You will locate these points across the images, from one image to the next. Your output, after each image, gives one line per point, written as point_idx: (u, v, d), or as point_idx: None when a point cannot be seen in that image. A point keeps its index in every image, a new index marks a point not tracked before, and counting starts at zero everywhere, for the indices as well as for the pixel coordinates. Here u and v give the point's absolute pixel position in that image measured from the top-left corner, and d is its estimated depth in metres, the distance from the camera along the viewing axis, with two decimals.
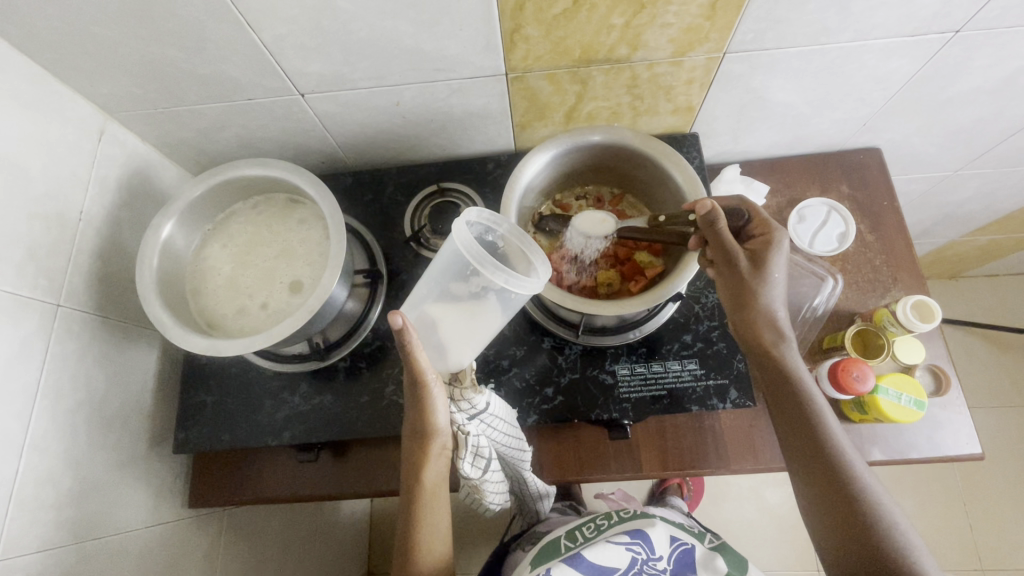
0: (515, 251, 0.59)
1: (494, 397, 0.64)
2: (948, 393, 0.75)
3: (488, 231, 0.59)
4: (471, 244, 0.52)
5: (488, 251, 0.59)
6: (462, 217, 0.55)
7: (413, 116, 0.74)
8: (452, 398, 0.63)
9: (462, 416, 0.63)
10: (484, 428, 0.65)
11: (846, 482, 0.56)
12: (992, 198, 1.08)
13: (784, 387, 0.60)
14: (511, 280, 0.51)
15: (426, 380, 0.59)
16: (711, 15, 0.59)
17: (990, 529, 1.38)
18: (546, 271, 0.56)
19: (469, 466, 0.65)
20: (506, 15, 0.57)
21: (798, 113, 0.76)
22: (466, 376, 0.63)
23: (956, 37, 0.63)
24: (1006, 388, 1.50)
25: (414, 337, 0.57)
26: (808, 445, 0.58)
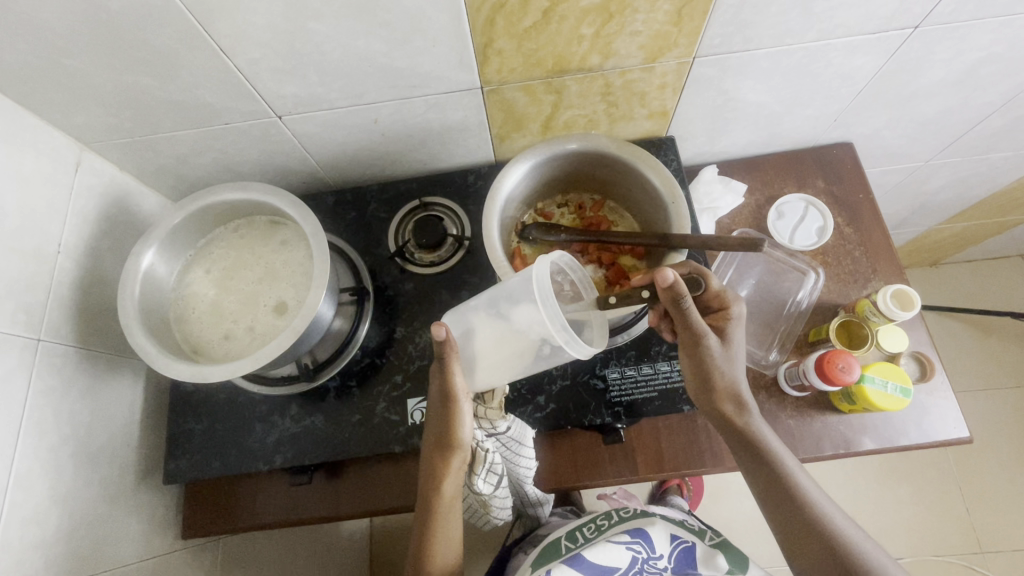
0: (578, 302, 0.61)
1: (517, 423, 0.65)
2: (933, 378, 0.76)
3: (560, 272, 0.60)
4: (548, 296, 0.54)
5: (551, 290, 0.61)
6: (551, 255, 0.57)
7: (392, 133, 0.74)
8: (477, 416, 0.64)
9: (483, 433, 0.65)
10: (501, 446, 0.66)
11: (806, 515, 0.59)
12: (965, 187, 1.11)
13: (740, 440, 0.62)
14: (570, 343, 0.54)
15: (456, 396, 0.60)
16: (677, 22, 0.60)
17: (989, 512, 1.40)
18: (600, 337, 0.59)
19: (482, 482, 0.67)
20: (478, 29, 0.58)
21: (771, 112, 0.78)
22: (493, 397, 0.64)
23: (915, 32, 0.65)
24: (992, 371, 1.53)
25: (453, 352, 0.58)
26: (769, 491, 0.61)
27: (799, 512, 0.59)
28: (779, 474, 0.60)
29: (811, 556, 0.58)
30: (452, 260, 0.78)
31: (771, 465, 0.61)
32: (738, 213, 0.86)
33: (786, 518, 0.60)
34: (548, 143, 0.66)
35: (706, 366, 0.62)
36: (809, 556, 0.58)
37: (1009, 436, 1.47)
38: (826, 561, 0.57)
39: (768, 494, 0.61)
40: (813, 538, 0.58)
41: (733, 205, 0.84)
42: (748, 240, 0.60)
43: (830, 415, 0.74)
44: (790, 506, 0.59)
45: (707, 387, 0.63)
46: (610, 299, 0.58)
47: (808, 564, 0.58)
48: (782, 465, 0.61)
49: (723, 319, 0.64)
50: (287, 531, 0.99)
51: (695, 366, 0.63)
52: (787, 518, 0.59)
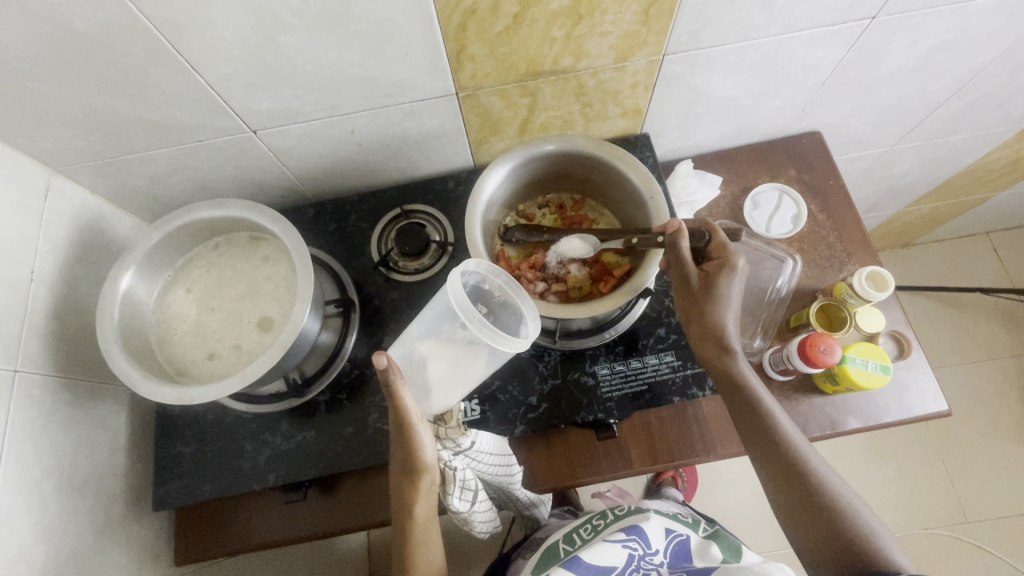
0: (507, 303, 0.61)
1: (480, 434, 0.64)
2: (911, 355, 0.78)
3: (483, 279, 0.61)
4: (462, 298, 0.55)
5: (480, 297, 0.62)
6: (460, 266, 0.58)
7: (369, 143, 0.74)
8: (439, 437, 0.63)
9: (449, 452, 0.64)
10: (470, 461, 0.65)
11: (799, 474, 0.59)
12: (929, 169, 1.16)
13: (735, 396, 0.62)
14: (495, 337, 0.55)
15: (410, 421, 0.58)
16: (646, 21, 0.61)
17: (970, 482, 1.48)
18: (535, 330, 0.58)
19: (457, 500, 0.66)
20: (451, 36, 0.58)
21: (741, 105, 0.80)
22: (452, 416, 0.63)
23: (873, 23, 0.67)
24: (966, 345, 1.61)
25: (399, 377, 0.58)
26: (763, 448, 0.61)
27: (791, 470, 0.59)
28: (771, 430, 0.61)
29: (801, 511, 0.58)
30: (436, 266, 0.78)
31: (763, 420, 0.61)
32: (715, 206, 0.88)
33: (777, 475, 0.60)
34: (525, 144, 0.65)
35: (707, 318, 0.63)
36: (799, 511, 0.59)
37: (984, 407, 1.55)
38: (814, 516, 0.58)
39: (780, 480, 0.60)
40: (804, 495, 0.58)
41: (710, 198, 0.85)
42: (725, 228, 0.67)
43: (815, 397, 0.76)
44: (783, 463, 0.60)
45: (703, 334, 0.63)
46: (631, 240, 0.63)
47: (799, 519, 0.59)
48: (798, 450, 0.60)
49: (718, 268, 0.63)
50: (284, 551, 0.98)
51: (701, 324, 0.63)
52: (780, 474, 0.60)
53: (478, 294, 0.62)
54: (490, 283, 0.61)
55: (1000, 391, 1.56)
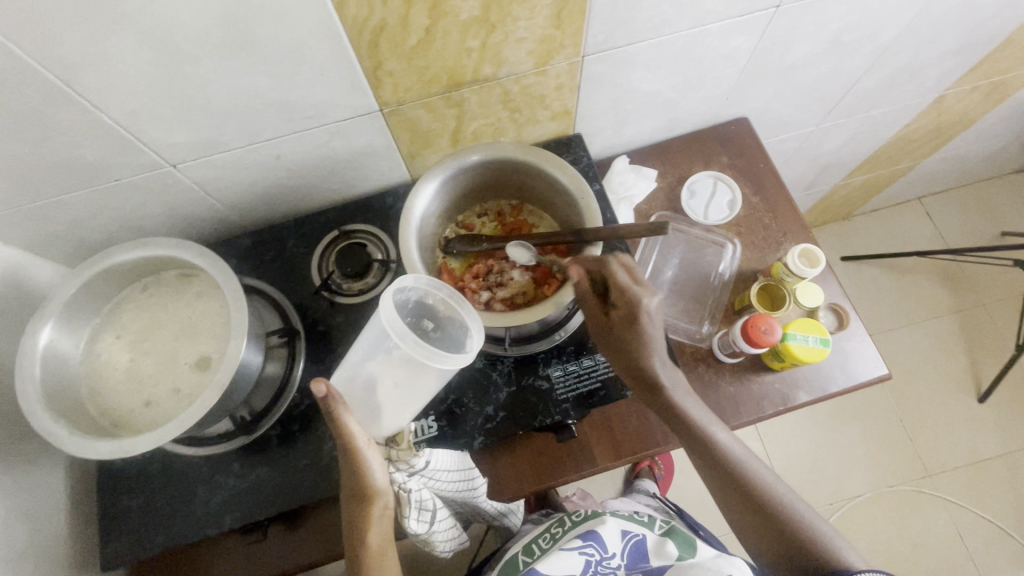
0: (451, 316, 0.61)
1: (435, 453, 0.62)
2: (850, 325, 0.81)
3: (426, 294, 0.61)
4: (394, 319, 0.55)
5: (424, 311, 0.62)
6: (397, 283, 0.57)
7: (298, 166, 0.73)
8: (390, 460, 0.62)
9: (402, 474, 0.62)
10: (426, 481, 0.64)
11: (740, 480, 0.62)
12: (855, 143, 1.21)
13: (671, 418, 0.63)
14: (432, 355, 0.54)
15: (357, 446, 0.58)
16: (559, 25, 0.61)
17: (927, 436, 1.55)
18: (477, 343, 0.58)
19: (415, 522, 0.64)
20: (364, 54, 0.58)
21: (667, 98, 0.82)
22: (404, 437, 0.62)
23: (779, 11, 0.70)
24: (912, 306, 1.69)
25: (340, 404, 0.57)
26: (704, 461, 0.63)
27: (732, 477, 0.62)
28: (708, 445, 0.62)
29: (746, 516, 0.61)
30: (380, 286, 0.76)
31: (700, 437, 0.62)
32: (653, 198, 0.89)
33: (721, 484, 0.63)
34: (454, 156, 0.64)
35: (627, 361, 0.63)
36: (744, 515, 0.62)
37: (933, 363, 1.63)
38: (758, 520, 0.60)
39: (723, 488, 0.63)
40: (744, 500, 0.61)
41: (647, 191, 0.87)
42: (655, 226, 0.61)
43: (765, 375, 0.78)
44: (724, 473, 0.62)
45: (630, 369, 0.63)
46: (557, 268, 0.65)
47: (746, 523, 0.62)
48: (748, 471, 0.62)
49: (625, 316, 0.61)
50: None
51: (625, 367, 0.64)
52: (723, 483, 0.62)
53: (422, 309, 0.62)
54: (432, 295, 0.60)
55: (946, 347, 1.64)
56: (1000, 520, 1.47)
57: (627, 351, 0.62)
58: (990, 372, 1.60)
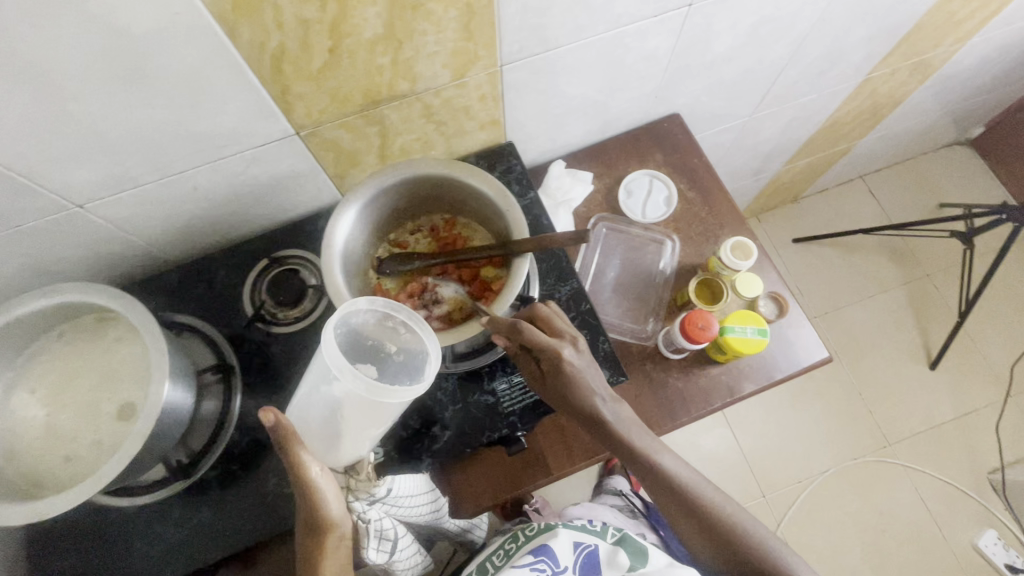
0: (413, 341, 0.56)
1: (398, 481, 0.61)
2: (789, 312, 0.82)
3: (387, 316, 0.56)
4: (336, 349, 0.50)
5: (387, 334, 0.57)
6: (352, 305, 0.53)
7: (219, 196, 0.70)
8: (349, 489, 0.59)
9: (363, 503, 0.59)
10: (386, 509, 0.62)
11: (692, 504, 0.63)
12: (791, 129, 1.24)
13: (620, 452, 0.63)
14: (374, 388, 0.50)
15: (307, 474, 0.53)
16: (470, 37, 0.61)
17: (885, 407, 1.60)
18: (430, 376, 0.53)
19: (373, 551, 0.62)
20: (268, 79, 0.56)
21: (595, 100, 0.82)
22: (363, 466, 0.59)
23: (692, 9, 0.71)
24: (862, 282, 1.74)
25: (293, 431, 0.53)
26: (657, 489, 0.64)
27: (684, 502, 0.63)
28: (660, 473, 0.63)
29: (698, 537, 0.63)
30: (317, 311, 0.74)
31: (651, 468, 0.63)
32: (592, 200, 0.89)
33: (674, 509, 0.64)
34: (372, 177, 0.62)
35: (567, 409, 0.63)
36: (697, 536, 0.64)
37: (886, 336, 1.68)
38: (709, 540, 0.63)
39: (676, 513, 0.64)
40: (697, 524, 0.63)
41: (584, 194, 0.87)
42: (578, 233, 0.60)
43: (711, 368, 0.79)
44: (676, 500, 0.63)
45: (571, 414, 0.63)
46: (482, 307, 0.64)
47: (698, 544, 0.64)
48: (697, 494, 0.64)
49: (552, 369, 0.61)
50: None
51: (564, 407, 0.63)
52: (675, 510, 0.64)
53: (385, 332, 0.57)
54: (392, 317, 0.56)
55: (897, 319, 1.70)
56: (958, 482, 1.52)
57: (565, 401, 0.62)
58: (939, 340, 1.66)
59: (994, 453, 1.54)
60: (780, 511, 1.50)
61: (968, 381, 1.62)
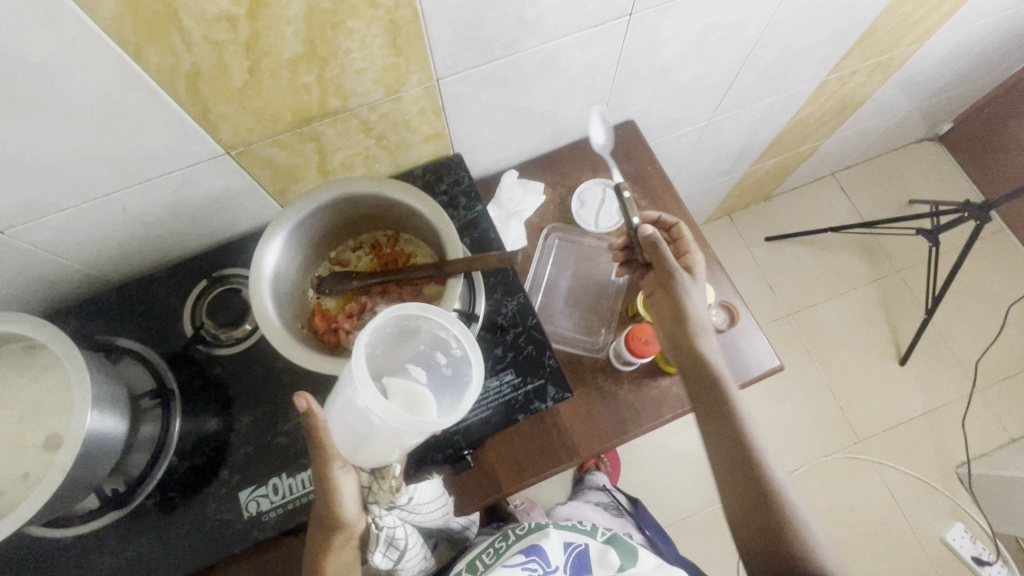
0: (463, 356, 0.60)
1: (418, 489, 0.64)
2: (740, 321, 0.82)
3: (441, 327, 0.60)
4: (361, 362, 0.53)
5: (439, 342, 0.61)
6: (396, 310, 0.56)
7: (153, 216, 0.68)
8: (371, 489, 0.62)
9: (381, 507, 0.63)
10: (402, 516, 0.65)
11: (750, 456, 0.65)
12: (754, 131, 1.24)
13: (706, 388, 0.68)
14: (389, 410, 0.51)
15: (331, 468, 0.56)
16: (399, 52, 0.59)
17: (856, 403, 1.62)
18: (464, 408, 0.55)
19: (381, 557, 0.63)
20: (185, 100, 0.54)
21: (543, 110, 0.81)
22: (390, 471, 0.62)
23: (633, 19, 0.70)
24: (834, 279, 1.75)
25: (320, 418, 0.56)
26: (722, 434, 0.67)
27: (741, 454, 0.65)
28: (734, 417, 0.67)
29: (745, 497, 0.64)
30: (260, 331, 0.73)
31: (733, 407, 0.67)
32: (545, 210, 0.88)
33: (724, 463, 0.66)
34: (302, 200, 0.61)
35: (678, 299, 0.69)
36: (746, 497, 0.64)
37: (858, 333, 1.69)
38: (754, 501, 0.64)
39: (730, 467, 0.66)
40: (750, 480, 0.64)
41: (536, 204, 0.87)
42: (506, 256, 0.59)
43: (662, 379, 0.78)
44: (731, 452, 0.66)
45: (683, 323, 0.69)
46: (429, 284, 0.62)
47: (744, 509, 0.64)
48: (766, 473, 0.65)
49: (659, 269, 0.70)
50: None
51: (684, 356, 0.69)
52: (733, 460, 0.66)
53: (436, 341, 0.61)
54: (444, 328, 0.59)
55: (868, 315, 1.71)
56: (927, 476, 1.54)
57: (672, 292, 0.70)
58: (909, 336, 1.68)
59: (962, 447, 1.56)
60: None
61: (938, 376, 1.64)
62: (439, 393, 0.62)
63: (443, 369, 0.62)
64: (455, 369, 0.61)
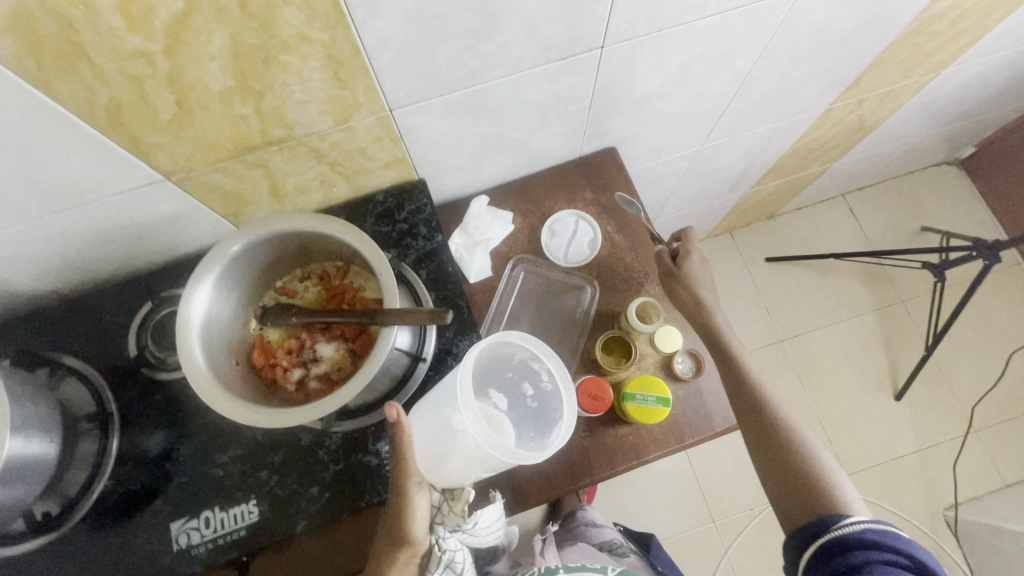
0: (552, 391, 0.65)
1: (482, 515, 0.65)
2: (705, 370, 0.78)
3: (534, 358, 0.65)
4: (466, 382, 0.57)
5: (530, 373, 0.66)
6: (504, 337, 0.62)
7: (95, 236, 0.66)
8: (439, 510, 0.64)
9: (446, 529, 0.63)
10: (459, 541, 0.65)
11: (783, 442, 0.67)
12: (753, 156, 1.17)
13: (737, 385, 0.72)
14: (489, 436, 0.55)
15: (406, 486, 0.59)
16: (343, 84, 0.56)
17: (846, 437, 1.57)
18: (557, 443, 0.60)
19: None
20: (110, 131, 0.51)
21: (513, 138, 0.77)
22: (460, 494, 0.63)
23: (605, 51, 0.65)
24: (834, 306, 1.69)
25: (405, 432, 0.59)
26: (756, 427, 0.69)
27: (773, 441, 0.68)
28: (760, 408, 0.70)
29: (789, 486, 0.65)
30: None
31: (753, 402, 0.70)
32: (514, 239, 0.85)
33: (769, 451, 0.68)
34: (234, 240, 0.60)
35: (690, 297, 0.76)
36: (789, 489, 0.65)
37: (854, 363, 1.64)
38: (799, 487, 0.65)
39: (768, 458, 0.68)
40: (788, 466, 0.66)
41: (504, 234, 0.83)
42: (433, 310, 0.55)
43: (620, 427, 0.75)
44: (772, 439, 0.68)
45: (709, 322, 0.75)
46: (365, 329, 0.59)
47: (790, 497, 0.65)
48: (785, 429, 0.69)
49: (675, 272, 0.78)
50: None
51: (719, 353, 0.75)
52: (769, 456, 0.68)
53: (526, 371, 0.67)
54: (534, 363, 0.65)
55: (866, 346, 1.65)
56: (912, 517, 1.49)
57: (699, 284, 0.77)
58: (907, 370, 1.61)
59: (951, 489, 1.50)
60: (728, 539, 1.47)
61: (933, 414, 1.58)
62: (521, 424, 0.66)
63: (527, 401, 0.66)
64: (540, 404, 0.66)
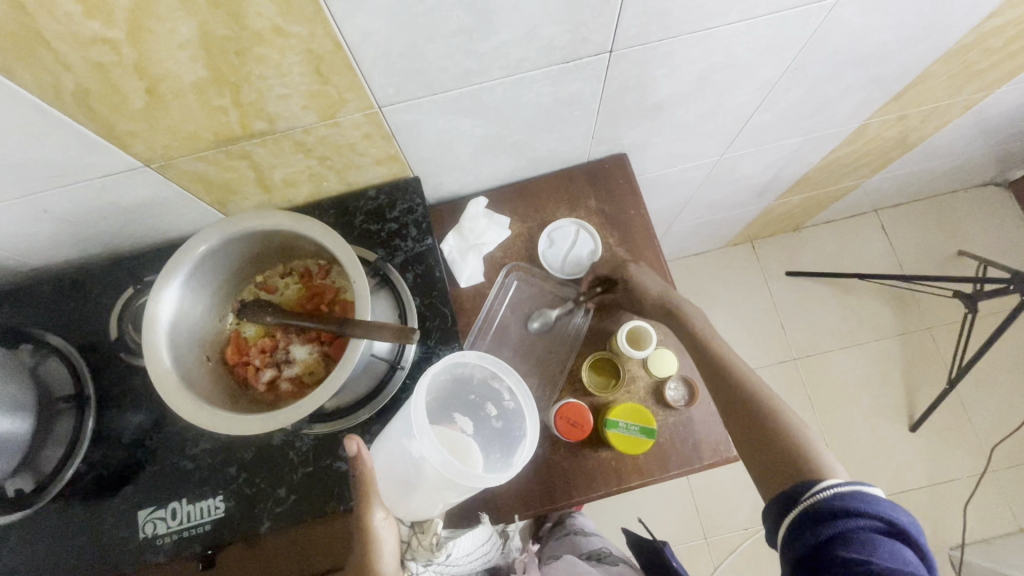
0: (514, 409, 0.63)
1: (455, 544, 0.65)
2: (699, 400, 0.74)
3: (494, 376, 0.64)
4: (418, 407, 0.56)
5: (493, 393, 0.64)
6: (459, 357, 0.60)
7: (77, 218, 0.65)
8: (410, 546, 0.63)
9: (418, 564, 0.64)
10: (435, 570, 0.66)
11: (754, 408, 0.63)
12: (778, 168, 1.10)
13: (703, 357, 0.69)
14: (445, 462, 0.53)
15: (371, 521, 0.57)
16: (326, 79, 0.53)
17: (853, 464, 1.51)
18: (522, 463, 0.58)
19: None
20: (80, 117, 0.49)
21: (514, 140, 0.72)
22: (430, 526, 0.63)
23: (614, 56, 0.60)
24: (854, 327, 1.61)
25: (368, 467, 0.58)
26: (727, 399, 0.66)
27: (744, 409, 0.64)
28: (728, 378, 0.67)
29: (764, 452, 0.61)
30: None
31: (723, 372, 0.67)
32: (510, 245, 0.81)
33: (741, 421, 0.64)
34: (208, 236, 0.59)
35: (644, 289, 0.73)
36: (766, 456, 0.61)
37: (870, 388, 1.56)
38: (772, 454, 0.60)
39: (742, 428, 0.64)
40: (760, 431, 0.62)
41: (499, 239, 0.80)
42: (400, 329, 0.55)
43: (603, 451, 0.72)
44: (742, 407, 0.64)
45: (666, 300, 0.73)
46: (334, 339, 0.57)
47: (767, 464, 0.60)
48: (755, 397, 0.64)
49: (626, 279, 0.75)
50: None
51: (680, 326, 0.72)
52: (743, 425, 0.64)
53: (489, 392, 0.65)
54: (494, 381, 0.64)
55: (884, 372, 1.57)
56: None
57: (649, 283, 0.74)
58: (926, 402, 1.53)
59: (959, 528, 1.43)
60: (718, 557, 1.44)
61: (949, 449, 1.50)
62: (487, 445, 0.64)
63: (491, 422, 0.64)
64: (505, 423, 0.64)
